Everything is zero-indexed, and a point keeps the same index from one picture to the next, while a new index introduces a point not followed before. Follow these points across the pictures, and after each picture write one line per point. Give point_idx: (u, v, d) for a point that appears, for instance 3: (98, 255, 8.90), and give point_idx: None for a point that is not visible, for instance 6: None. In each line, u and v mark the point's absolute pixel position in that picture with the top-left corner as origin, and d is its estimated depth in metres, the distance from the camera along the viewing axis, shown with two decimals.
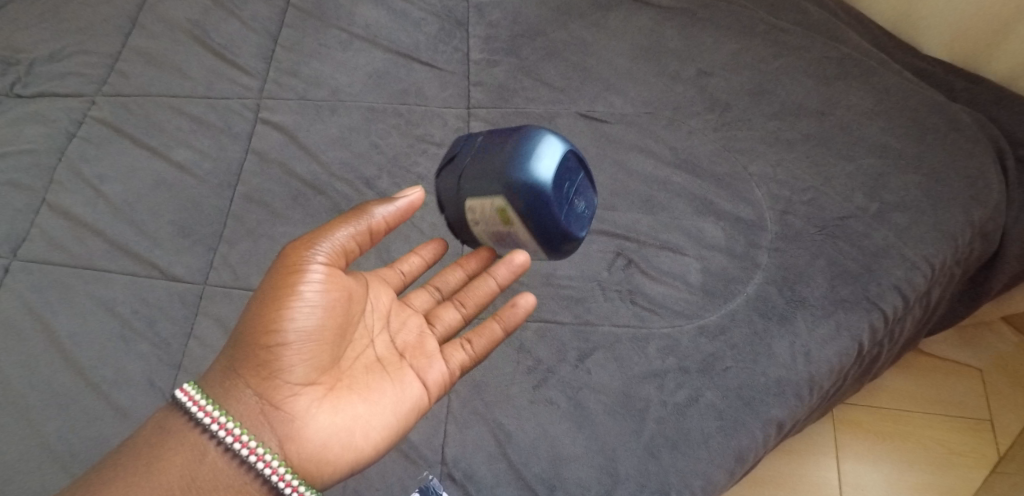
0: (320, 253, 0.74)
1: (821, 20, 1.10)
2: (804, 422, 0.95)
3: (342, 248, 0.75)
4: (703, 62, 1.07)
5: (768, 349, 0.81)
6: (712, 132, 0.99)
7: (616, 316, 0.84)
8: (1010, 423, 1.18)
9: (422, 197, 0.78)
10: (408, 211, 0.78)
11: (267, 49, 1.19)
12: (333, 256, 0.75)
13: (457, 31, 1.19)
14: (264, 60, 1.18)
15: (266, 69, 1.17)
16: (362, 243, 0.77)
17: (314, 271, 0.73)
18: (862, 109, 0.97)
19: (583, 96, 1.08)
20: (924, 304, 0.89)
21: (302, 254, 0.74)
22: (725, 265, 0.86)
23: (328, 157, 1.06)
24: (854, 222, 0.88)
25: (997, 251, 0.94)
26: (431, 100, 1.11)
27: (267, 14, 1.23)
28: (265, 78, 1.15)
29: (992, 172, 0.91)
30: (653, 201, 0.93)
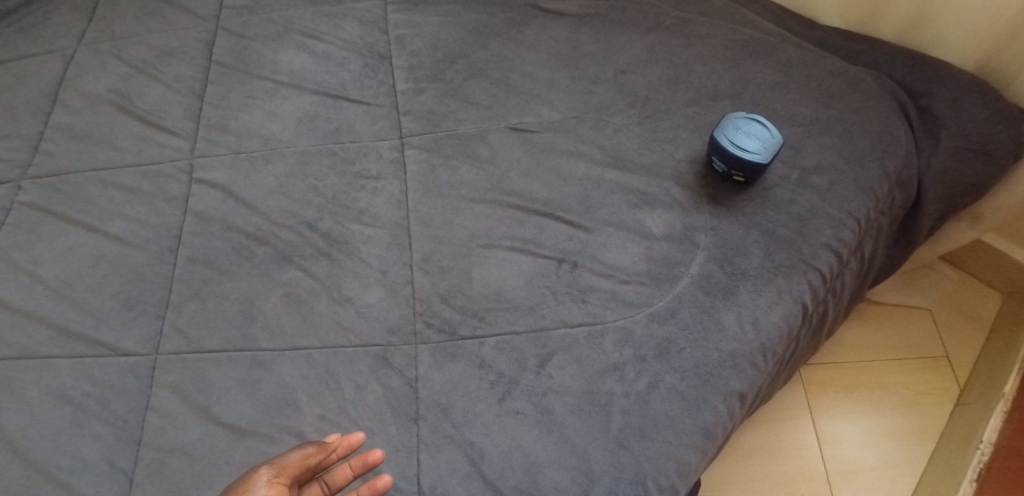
0: (273, 469, 0.73)
1: (723, 7, 1.16)
2: (773, 386, 0.98)
3: (297, 464, 0.74)
4: (620, 61, 1.11)
5: (718, 325, 0.83)
6: (637, 127, 1.02)
7: (569, 317, 0.85)
8: (965, 356, 1.22)
9: (356, 436, 0.79)
10: (343, 444, 0.78)
11: (194, 109, 1.19)
12: (285, 473, 0.73)
13: (381, 64, 1.21)
14: (192, 120, 1.17)
15: (195, 128, 1.16)
16: (313, 465, 0.75)
17: (267, 484, 0.71)
18: (771, 84, 1.02)
19: (510, 110, 1.10)
20: (859, 256, 0.93)
21: (257, 472, 0.72)
22: (667, 252, 0.88)
23: (267, 207, 1.06)
24: (779, 191, 0.91)
25: (918, 195, 0.98)
26: (363, 135, 1.12)
27: (190, 74, 1.23)
28: (195, 137, 1.15)
29: (897, 123, 0.96)
30: (590, 201, 0.95)
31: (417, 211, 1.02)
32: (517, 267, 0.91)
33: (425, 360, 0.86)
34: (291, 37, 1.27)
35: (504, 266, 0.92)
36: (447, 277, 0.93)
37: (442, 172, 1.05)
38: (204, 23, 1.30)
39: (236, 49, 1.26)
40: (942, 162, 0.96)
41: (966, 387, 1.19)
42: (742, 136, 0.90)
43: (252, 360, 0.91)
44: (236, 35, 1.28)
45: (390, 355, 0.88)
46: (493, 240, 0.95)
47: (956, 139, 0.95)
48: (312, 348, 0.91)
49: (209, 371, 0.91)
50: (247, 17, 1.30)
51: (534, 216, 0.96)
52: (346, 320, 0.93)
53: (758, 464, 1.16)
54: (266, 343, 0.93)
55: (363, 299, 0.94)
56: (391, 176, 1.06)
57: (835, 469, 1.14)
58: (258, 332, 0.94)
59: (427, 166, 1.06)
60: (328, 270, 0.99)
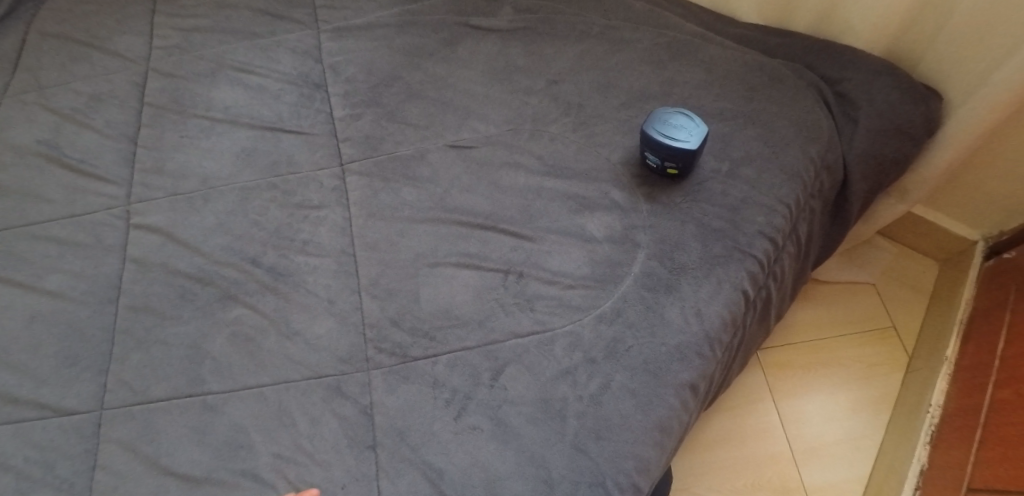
0: None
1: (646, 12, 1.18)
2: (731, 372, 1.00)
3: None
4: (551, 72, 1.13)
5: (663, 319, 0.85)
6: (572, 134, 1.04)
7: (519, 327, 0.86)
8: (910, 325, 1.26)
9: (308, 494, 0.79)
10: None
11: (127, 153, 1.16)
12: None
13: (317, 93, 1.20)
14: (126, 164, 1.15)
15: (130, 173, 1.14)
16: None
17: None
18: (696, 83, 1.05)
19: (447, 128, 1.10)
20: (795, 239, 0.96)
21: None
22: (609, 253, 0.90)
23: (209, 246, 1.05)
24: (711, 184, 0.93)
25: (845, 176, 1.01)
26: (303, 165, 1.11)
27: (122, 118, 1.20)
28: (130, 182, 1.13)
29: (817, 111, 1.00)
30: (531, 210, 0.96)
31: (361, 236, 1.01)
32: (464, 283, 0.92)
33: (379, 385, 0.87)
34: (224, 72, 1.26)
35: (451, 283, 0.92)
36: (395, 300, 0.93)
37: (384, 195, 1.04)
38: (133, 65, 1.28)
39: (168, 90, 1.24)
40: (863, 142, 0.99)
41: (914, 355, 1.22)
42: (669, 129, 0.91)
43: (203, 404, 0.90)
44: (168, 76, 1.26)
45: (343, 384, 0.88)
46: (439, 258, 0.95)
47: (873, 119, 1.00)
48: (264, 386, 0.90)
49: (158, 421, 0.89)
50: (177, 56, 1.29)
51: (477, 230, 0.96)
52: (296, 354, 0.92)
53: (726, 451, 1.17)
54: (216, 385, 0.91)
55: (312, 330, 0.94)
56: (333, 204, 1.06)
57: (800, 447, 1.16)
58: (207, 375, 0.92)
59: (369, 191, 1.06)
60: (275, 305, 0.98)
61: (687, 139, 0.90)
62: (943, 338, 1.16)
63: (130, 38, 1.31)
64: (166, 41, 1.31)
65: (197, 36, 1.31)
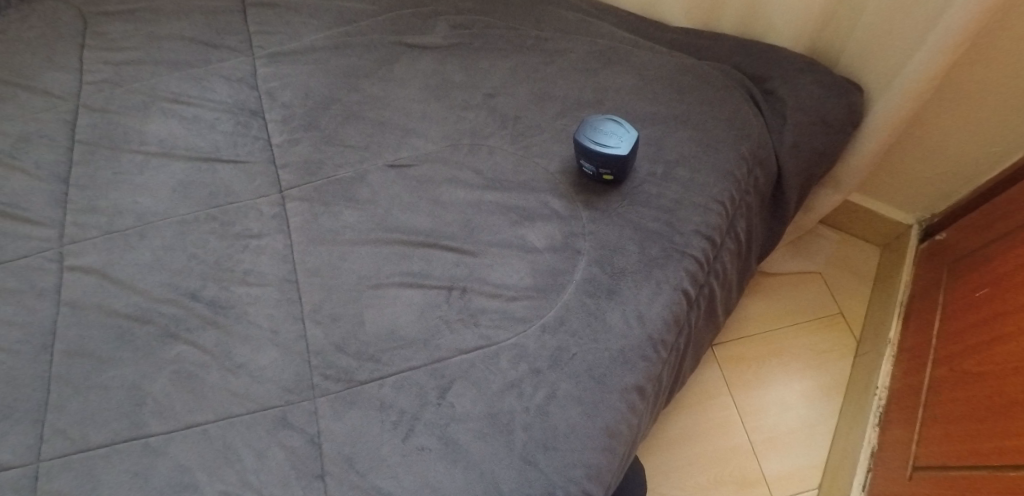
0: None
1: (577, 21, 1.19)
2: (683, 370, 1.00)
3: None
4: (486, 85, 1.12)
5: (605, 324, 0.85)
6: (510, 146, 1.04)
7: (463, 343, 0.87)
8: (857, 310, 1.28)
9: None
10: None
11: (59, 193, 1.13)
12: None
13: (253, 121, 1.18)
14: (58, 205, 1.11)
15: (62, 214, 1.10)
16: None
17: None
18: (629, 88, 1.06)
19: (386, 148, 1.08)
20: (734, 235, 0.97)
21: None
22: (550, 262, 0.90)
23: (147, 284, 1.02)
24: (647, 187, 0.94)
25: (779, 171, 1.04)
26: (242, 194, 1.09)
27: (51, 157, 1.17)
28: (62, 223, 1.09)
29: (747, 109, 1.02)
30: (472, 224, 0.96)
31: (303, 262, 1.00)
32: (408, 303, 0.92)
33: (325, 413, 0.86)
34: (157, 105, 1.23)
35: (395, 304, 0.92)
36: (339, 325, 0.92)
37: (325, 219, 1.03)
38: (62, 102, 1.24)
39: (100, 125, 1.21)
40: (793, 137, 1.02)
41: (862, 340, 1.24)
42: (599, 135, 0.92)
43: (143, 447, 0.89)
44: (99, 111, 1.23)
45: (289, 414, 0.87)
46: (382, 279, 0.95)
47: (799, 115, 1.02)
48: (207, 423, 0.90)
49: (98, 469, 0.88)
50: (109, 91, 1.26)
51: (419, 248, 0.96)
52: (238, 388, 0.91)
53: (686, 449, 1.18)
54: (157, 427, 0.90)
55: (255, 362, 0.93)
56: (273, 231, 1.04)
57: (758, 439, 1.18)
58: (148, 417, 0.91)
59: (310, 216, 1.04)
60: (216, 340, 0.96)
61: (618, 145, 0.90)
62: (887, 321, 1.19)
63: (58, 75, 1.27)
64: (96, 76, 1.28)
65: (129, 69, 1.29)
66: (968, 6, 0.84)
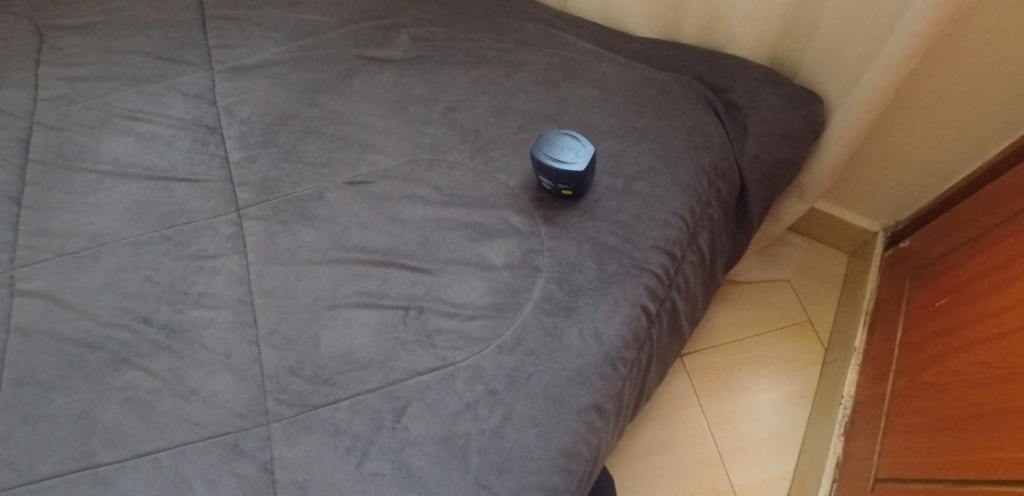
0: None
1: (539, 32, 1.17)
2: (648, 385, 0.99)
3: None
4: (447, 99, 1.10)
5: (562, 343, 0.84)
6: (470, 161, 1.02)
7: (420, 364, 0.86)
8: (825, 317, 1.28)
9: None
10: None
11: (10, 215, 1.10)
12: None
13: (211, 137, 1.15)
14: (8, 227, 1.08)
15: (12, 236, 1.07)
16: None
17: None
18: (590, 101, 1.05)
19: (344, 164, 1.06)
20: (696, 248, 0.97)
21: None
22: (508, 280, 0.89)
23: (99, 308, 1.00)
24: (606, 202, 0.93)
25: (741, 181, 1.03)
26: (198, 213, 1.07)
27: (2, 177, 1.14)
28: (13, 245, 1.06)
29: (707, 120, 1.02)
30: (430, 242, 0.95)
31: (259, 283, 0.98)
32: (365, 323, 0.90)
33: (279, 438, 0.86)
34: (112, 122, 1.20)
35: (352, 325, 0.91)
36: (295, 347, 0.91)
37: (282, 238, 1.00)
38: (15, 119, 1.21)
39: (54, 144, 1.18)
40: (754, 148, 1.01)
41: (830, 348, 1.24)
42: (556, 149, 0.91)
43: (93, 478, 0.87)
44: (53, 129, 1.20)
45: (242, 441, 0.87)
46: (338, 300, 0.93)
47: (760, 125, 1.02)
48: (158, 451, 0.88)
49: None
50: (64, 108, 1.23)
51: (377, 267, 0.94)
52: (192, 414, 0.90)
53: (655, 460, 1.17)
54: (108, 456, 0.89)
55: (208, 387, 0.91)
56: (229, 252, 1.02)
57: (727, 449, 1.17)
58: (98, 446, 0.89)
59: (268, 235, 1.02)
60: (169, 365, 0.94)
61: (575, 160, 0.89)
62: (853, 329, 1.18)
63: (11, 92, 1.24)
64: (50, 92, 1.25)
65: (85, 85, 1.26)
66: (920, 17, 0.84)
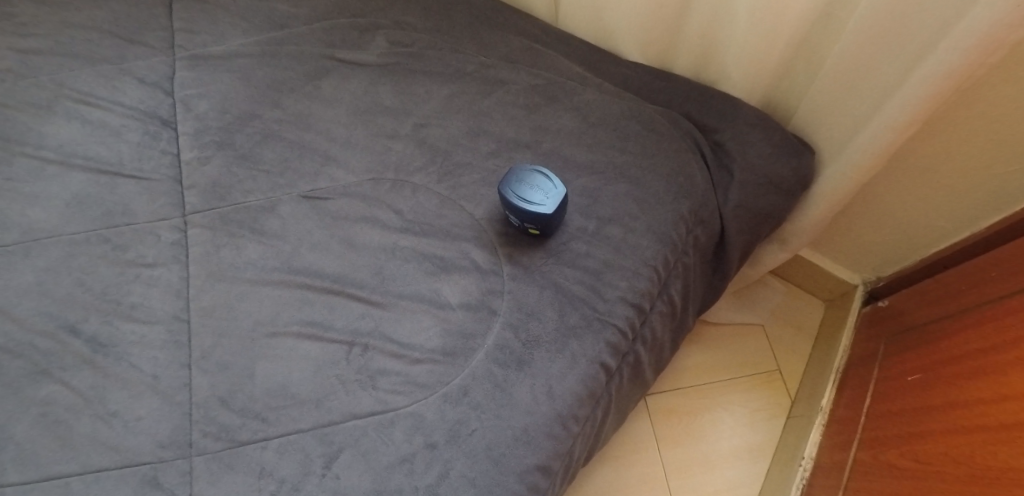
0: None
1: (525, 48, 1.09)
2: (603, 436, 0.93)
3: None
4: (418, 114, 1.03)
5: (511, 399, 0.80)
6: (436, 185, 0.95)
7: (358, 407, 0.80)
8: (796, 367, 1.23)
9: None
10: None
11: None
12: None
13: (163, 131, 1.04)
14: None
15: None
16: None
17: None
18: (570, 131, 0.99)
19: (302, 176, 0.98)
20: (667, 298, 0.92)
21: None
22: (463, 322, 0.84)
23: (23, 311, 0.91)
24: (575, 244, 0.89)
25: (722, 228, 0.97)
26: (141, 215, 0.97)
27: None
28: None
29: (693, 162, 0.96)
30: (383, 272, 0.89)
31: (197, 300, 0.90)
32: (304, 356, 0.84)
33: (200, 475, 0.79)
34: (61, 104, 1.07)
35: (291, 357, 0.84)
36: (228, 375, 0.84)
37: (227, 252, 0.93)
38: None
39: None
40: (738, 195, 0.96)
41: (797, 400, 1.19)
42: (525, 188, 0.87)
43: None
44: None
45: (160, 473, 0.80)
46: (279, 327, 0.86)
47: (747, 171, 0.96)
48: (70, 476, 0.81)
49: None
50: (11, 83, 1.09)
51: (325, 294, 0.88)
52: (111, 439, 0.83)
53: None
54: (17, 475, 0.81)
55: (132, 410, 0.84)
56: (169, 261, 0.93)
57: None
58: (7, 464, 0.82)
59: (212, 246, 0.93)
60: (93, 382, 0.86)
61: (544, 201, 0.85)
62: (822, 386, 1.14)
63: None
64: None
65: (35, 59, 1.12)
66: (931, 76, 0.79)
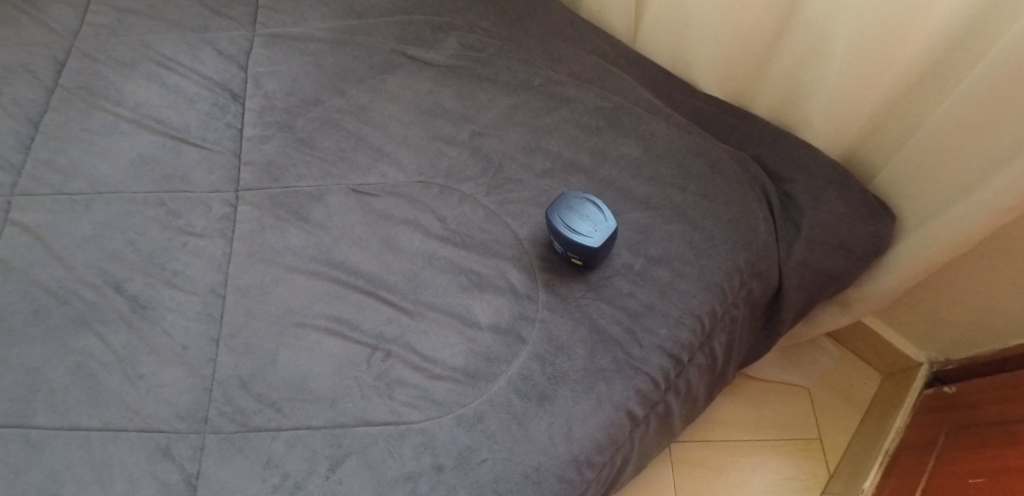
0: None
1: (596, 67, 1.06)
2: (619, 482, 0.89)
3: None
4: (478, 122, 1.00)
5: (525, 434, 0.77)
6: (484, 197, 0.93)
7: (371, 414, 0.79)
8: (839, 439, 1.16)
9: None
10: None
11: (24, 137, 0.99)
12: None
13: (232, 105, 1.03)
14: (21, 149, 0.98)
15: (21, 160, 0.97)
16: None
17: None
18: (629, 160, 0.95)
19: (354, 167, 0.97)
20: (708, 351, 0.87)
21: None
22: (489, 345, 0.82)
23: (77, 260, 0.89)
24: (617, 281, 0.86)
25: (779, 286, 0.92)
26: (197, 184, 0.96)
27: (28, 96, 1.02)
28: (17, 172, 0.96)
29: (758, 212, 0.91)
30: (418, 279, 0.87)
31: (235, 277, 0.88)
32: (326, 353, 0.83)
33: (211, 452, 0.77)
34: (144, 65, 1.07)
35: (313, 351, 0.83)
36: (252, 358, 0.83)
37: (271, 234, 0.91)
38: (56, 38, 1.09)
39: (84, 74, 1.06)
40: (803, 253, 0.90)
41: (835, 473, 1.12)
42: (574, 217, 0.84)
43: (23, 440, 0.77)
44: (87, 56, 1.08)
45: (173, 444, 0.77)
46: (307, 318, 0.85)
47: (816, 230, 0.90)
48: (91, 430, 0.78)
49: None
50: (104, 39, 1.10)
51: (356, 293, 0.87)
52: (134, 402, 0.80)
53: None
54: (45, 419, 0.79)
55: (158, 377, 0.81)
56: (215, 234, 0.91)
57: None
58: (38, 407, 0.80)
59: (257, 226, 0.92)
60: (126, 341, 0.84)
61: (592, 233, 0.83)
62: (866, 467, 1.08)
63: (58, 8, 1.13)
64: (95, 18, 1.12)
65: (129, 19, 1.12)
66: None
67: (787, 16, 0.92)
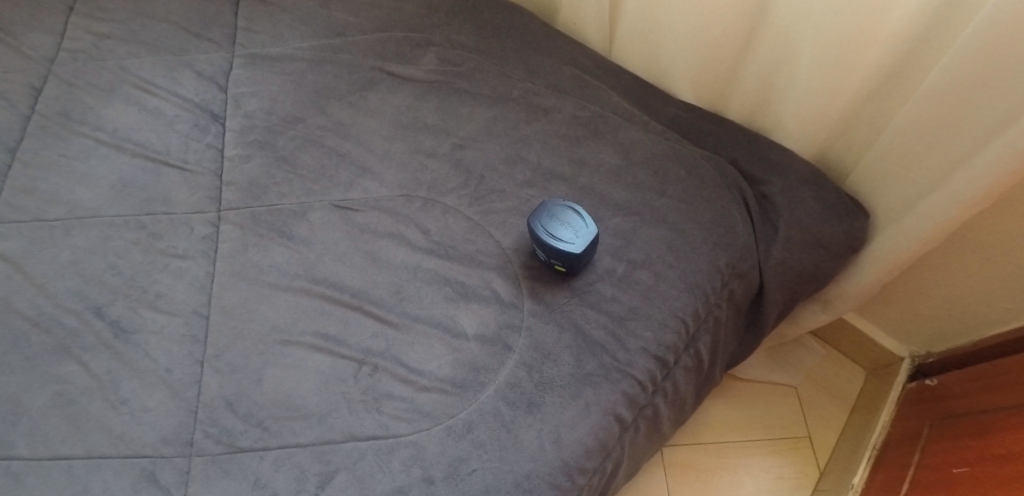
0: None
1: (574, 78, 1.07)
2: (612, 487, 0.89)
3: None
4: (459, 134, 1.01)
5: (515, 442, 0.77)
6: (467, 209, 0.94)
7: (360, 429, 0.78)
8: (827, 436, 1.17)
9: None
10: None
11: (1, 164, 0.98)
12: None
13: (212, 126, 1.03)
14: None
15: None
16: None
17: None
18: (609, 167, 0.96)
19: (336, 183, 0.98)
20: (694, 352, 0.88)
21: None
22: (476, 355, 0.82)
23: (57, 286, 0.88)
24: (601, 286, 0.87)
25: (761, 285, 0.93)
26: (178, 205, 0.95)
27: (5, 124, 1.02)
28: None
29: (737, 213, 0.92)
30: (402, 292, 0.88)
31: (219, 296, 0.88)
32: (312, 369, 0.82)
33: (198, 475, 0.76)
34: (123, 89, 1.07)
35: (299, 367, 0.83)
36: (237, 377, 0.82)
37: (254, 252, 0.91)
38: (33, 65, 1.09)
39: (62, 99, 1.05)
40: (782, 252, 0.91)
41: (825, 471, 1.13)
42: (555, 224, 0.85)
43: (4, 471, 0.76)
44: (65, 81, 1.07)
45: (158, 469, 0.76)
46: (293, 335, 0.85)
47: (794, 229, 0.92)
48: (73, 458, 0.77)
49: None
50: (82, 64, 1.10)
51: (341, 307, 0.87)
52: (118, 427, 0.79)
53: None
54: (26, 449, 0.78)
55: (142, 401, 0.81)
56: (198, 254, 0.91)
57: None
58: (19, 437, 0.78)
59: (239, 245, 0.92)
60: (109, 366, 0.83)
61: (574, 239, 0.83)
62: (855, 463, 1.08)
63: (35, 34, 1.12)
64: (72, 44, 1.12)
65: (107, 43, 1.12)
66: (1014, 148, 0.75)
67: (757, 23, 0.94)
